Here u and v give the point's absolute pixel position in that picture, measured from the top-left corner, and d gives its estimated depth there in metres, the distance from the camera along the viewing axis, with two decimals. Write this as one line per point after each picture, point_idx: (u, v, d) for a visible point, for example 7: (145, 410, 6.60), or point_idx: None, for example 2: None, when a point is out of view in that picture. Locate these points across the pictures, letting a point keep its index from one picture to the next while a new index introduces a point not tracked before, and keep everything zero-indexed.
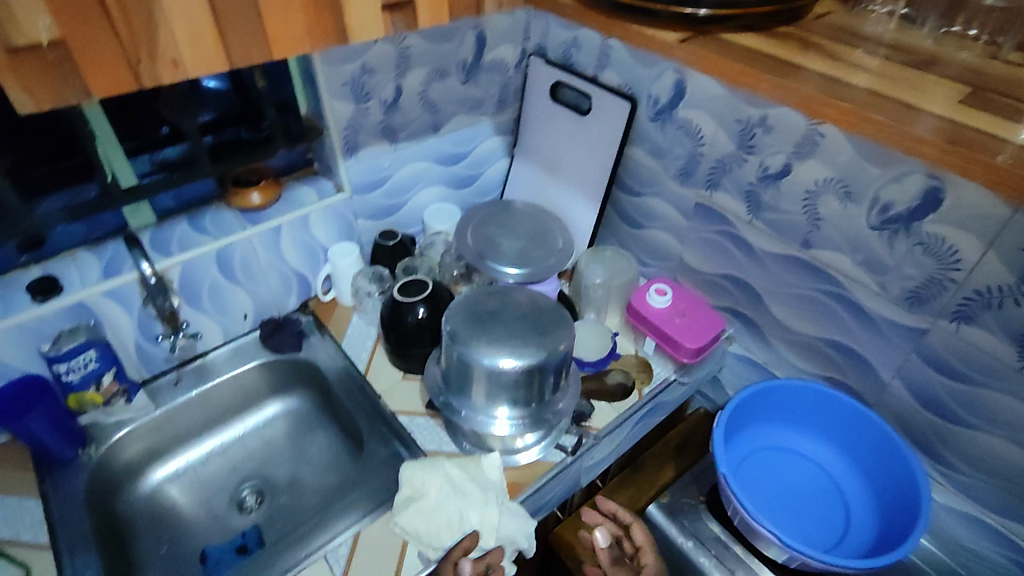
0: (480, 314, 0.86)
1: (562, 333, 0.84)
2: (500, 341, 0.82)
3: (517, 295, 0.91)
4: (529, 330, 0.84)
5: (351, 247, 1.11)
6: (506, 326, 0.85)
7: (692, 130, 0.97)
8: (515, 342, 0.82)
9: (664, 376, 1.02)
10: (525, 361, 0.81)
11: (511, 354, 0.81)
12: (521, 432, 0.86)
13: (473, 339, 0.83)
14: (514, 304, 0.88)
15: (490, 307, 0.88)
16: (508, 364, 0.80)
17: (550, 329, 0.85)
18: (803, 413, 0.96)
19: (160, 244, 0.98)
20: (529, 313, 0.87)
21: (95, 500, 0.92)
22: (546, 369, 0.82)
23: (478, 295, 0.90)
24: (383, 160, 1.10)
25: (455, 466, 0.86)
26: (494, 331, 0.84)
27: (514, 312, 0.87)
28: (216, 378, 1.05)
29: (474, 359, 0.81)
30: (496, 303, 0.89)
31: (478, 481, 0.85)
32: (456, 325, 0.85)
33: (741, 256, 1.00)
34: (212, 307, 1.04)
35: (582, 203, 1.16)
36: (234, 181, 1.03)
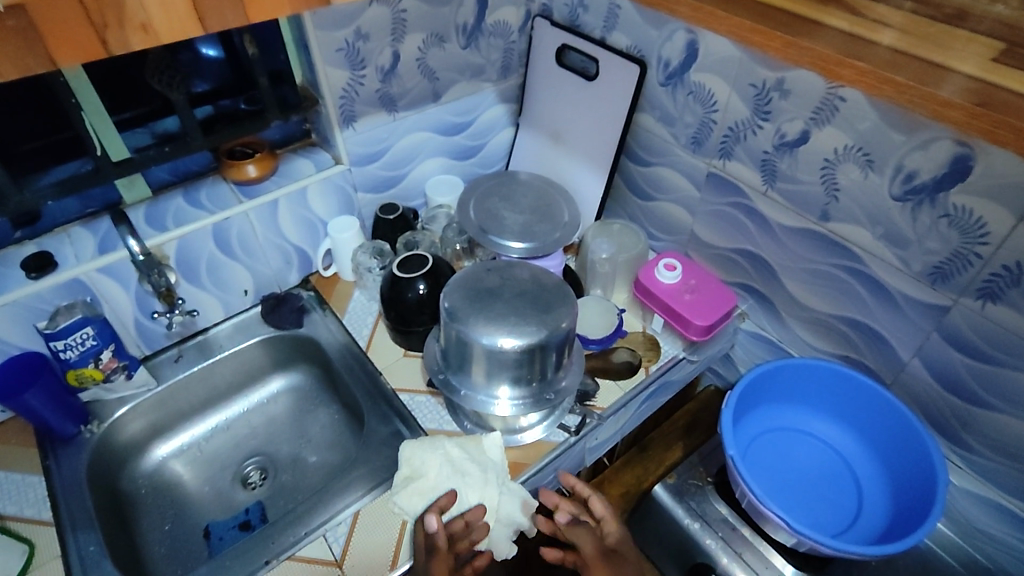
0: (479, 292, 0.84)
1: (564, 311, 0.81)
2: (499, 319, 0.80)
3: (518, 271, 0.87)
4: (530, 307, 0.81)
5: (350, 221, 1.08)
6: (506, 303, 0.82)
7: (705, 96, 0.92)
8: (514, 320, 0.79)
9: (672, 354, 0.99)
10: (525, 339, 0.78)
11: (512, 333, 0.78)
12: (523, 413, 0.83)
13: (472, 317, 0.80)
14: (515, 281, 0.85)
15: (490, 284, 0.85)
16: (507, 343, 0.78)
17: (551, 306, 0.81)
18: (814, 393, 0.93)
19: (154, 219, 0.96)
20: (531, 289, 0.84)
21: (98, 477, 0.92)
22: (547, 348, 0.79)
23: (476, 271, 0.87)
24: (382, 131, 1.06)
25: (455, 446, 0.84)
26: (493, 309, 0.81)
27: (514, 289, 0.84)
28: (218, 354, 1.04)
29: (473, 338, 0.79)
30: (496, 279, 0.86)
31: (479, 461, 0.83)
32: (455, 303, 0.83)
33: (755, 230, 0.96)
34: (210, 283, 1.02)
35: (589, 174, 1.12)
36: (230, 153, 1.00)
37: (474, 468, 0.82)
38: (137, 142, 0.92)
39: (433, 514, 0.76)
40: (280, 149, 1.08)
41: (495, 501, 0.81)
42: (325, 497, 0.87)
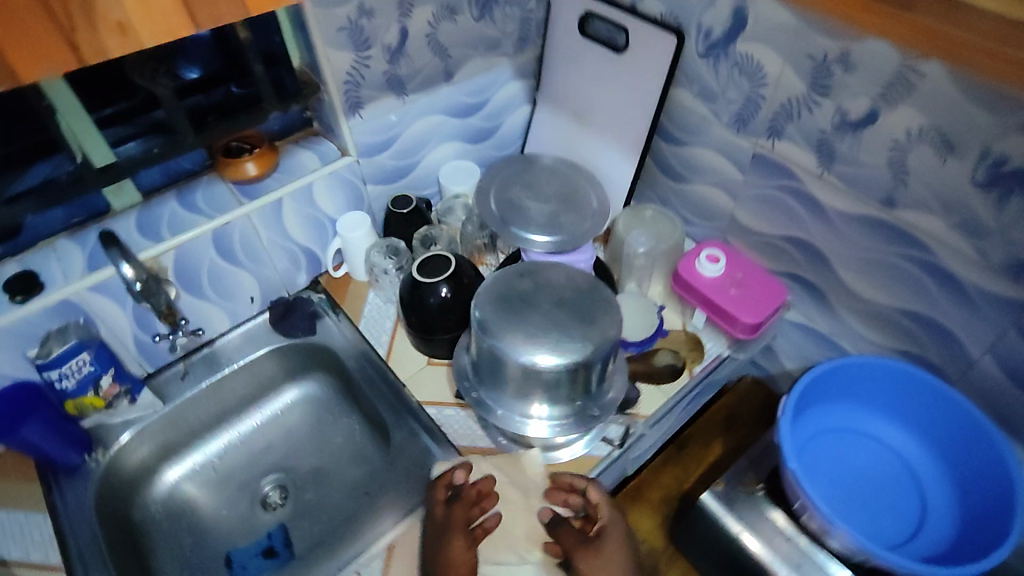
0: (513, 301, 0.76)
1: (608, 320, 0.74)
2: (538, 334, 0.72)
3: (553, 275, 0.79)
4: (570, 319, 0.73)
5: (361, 218, 0.99)
6: (542, 315, 0.74)
7: (752, 68, 0.81)
8: (555, 335, 0.72)
9: (716, 352, 0.92)
10: (568, 358, 0.70)
11: (551, 350, 0.71)
12: (562, 435, 0.76)
13: (507, 332, 0.73)
14: (551, 287, 0.77)
15: (524, 291, 0.77)
16: (548, 362, 0.71)
17: (593, 316, 0.74)
18: (871, 391, 0.86)
19: (146, 227, 0.86)
20: (570, 296, 0.76)
21: (106, 509, 0.87)
22: (592, 364, 0.72)
23: (507, 277, 0.79)
24: (390, 116, 0.96)
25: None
26: (530, 322, 0.73)
27: (551, 296, 0.76)
28: (226, 369, 0.97)
29: (510, 355, 0.71)
30: (530, 285, 0.78)
31: (518, 484, 0.78)
32: (486, 316, 0.74)
33: (807, 216, 0.88)
34: (213, 293, 0.94)
35: (618, 156, 1.02)
36: (225, 151, 0.91)
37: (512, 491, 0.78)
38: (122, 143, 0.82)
39: (461, 471, 0.78)
40: (279, 141, 0.98)
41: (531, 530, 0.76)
42: None
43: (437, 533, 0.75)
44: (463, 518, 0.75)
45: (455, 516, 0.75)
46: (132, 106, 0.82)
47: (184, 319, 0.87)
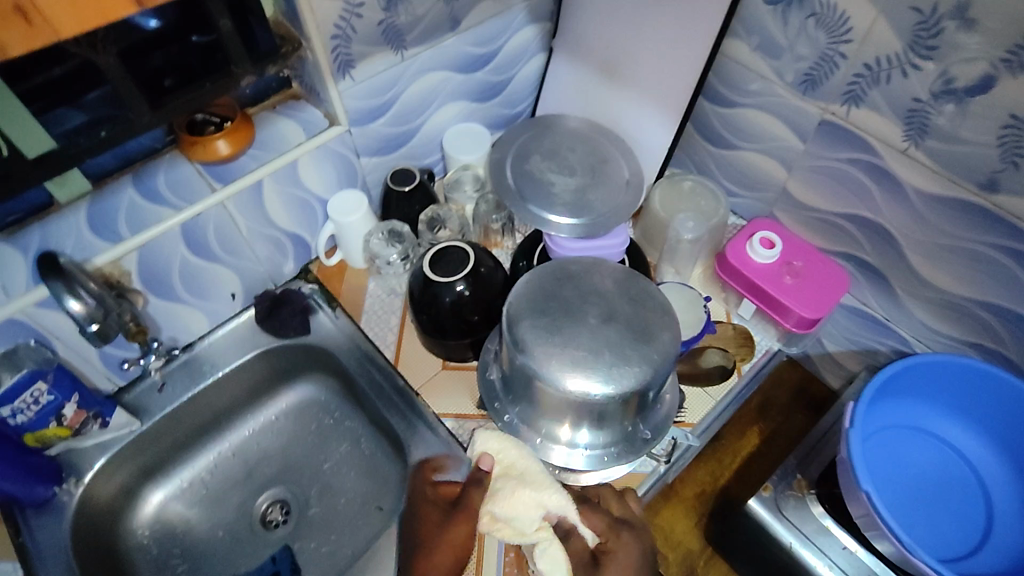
0: (554, 313, 0.64)
1: (664, 336, 0.63)
2: (587, 356, 0.61)
3: (597, 280, 0.68)
4: (623, 337, 0.62)
5: (356, 199, 0.85)
6: (590, 333, 0.63)
7: (834, 19, 0.67)
8: (607, 357, 0.61)
9: (766, 347, 0.83)
10: (621, 387, 0.60)
11: (601, 379, 0.60)
12: (604, 467, 0.67)
13: (549, 354, 0.61)
14: (599, 294, 0.66)
15: (566, 298, 0.65)
16: (597, 391, 0.60)
17: (650, 333, 0.63)
18: (939, 389, 0.78)
19: (100, 223, 0.71)
20: (617, 306, 0.65)
21: (87, 545, 0.76)
22: (647, 389, 0.62)
23: (544, 282, 0.67)
24: (385, 75, 0.79)
25: (530, 487, 0.63)
26: (575, 340, 0.62)
27: (599, 308, 0.64)
28: (210, 377, 0.85)
29: (554, 385, 0.61)
30: (572, 292, 0.66)
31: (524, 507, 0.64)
32: (522, 332, 0.63)
33: (878, 194, 0.75)
34: (188, 293, 0.80)
35: (653, 119, 0.88)
36: (191, 126, 0.75)
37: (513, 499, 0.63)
38: (63, 122, 0.65)
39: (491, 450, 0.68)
40: (252, 107, 0.82)
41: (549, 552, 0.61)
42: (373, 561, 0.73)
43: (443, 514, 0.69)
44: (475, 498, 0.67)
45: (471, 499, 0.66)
46: (68, 72, 0.65)
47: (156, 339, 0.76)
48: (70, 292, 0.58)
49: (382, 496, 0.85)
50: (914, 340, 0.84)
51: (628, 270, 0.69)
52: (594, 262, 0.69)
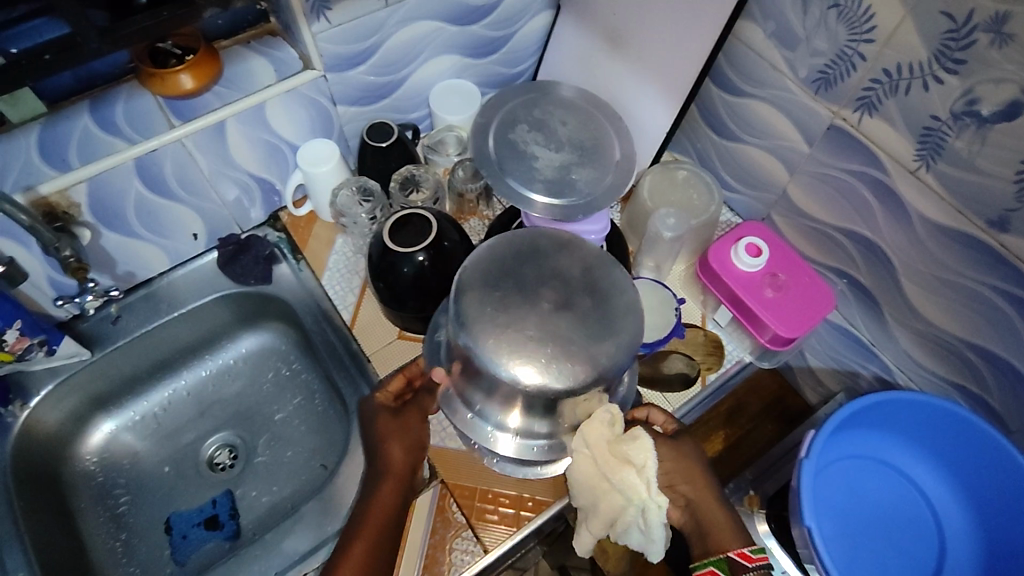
0: (506, 290, 0.60)
1: (617, 336, 0.60)
2: (531, 340, 0.57)
3: (560, 263, 0.63)
4: (572, 328, 0.58)
5: (330, 150, 0.81)
6: (540, 320, 0.58)
7: (858, 13, 0.60)
8: (551, 348, 0.57)
9: (737, 357, 0.80)
10: (558, 381, 0.57)
11: (538, 369, 0.57)
12: (540, 454, 0.66)
13: (489, 333, 0.58)
14: (559, 273, 0.62)
15: (522, 276, 0.61)
16: (532, 381, 0.57)
17: (604, 331, 0.59)
18: (908, 425, 0.74)
19: (51, 149, 0.69)
20: (575, 290, 0.61)
21: (29, 468, 0.76)
22: (592, 388, 0.59)
23: (505, 256, 0.63)
24: (366, 21, 0.73)
25: (626, 469, 0.61)
26: (522, 320, 0.58)
27: (555, 294, 0.60)
28: (164, 317, 0.83)
29: (491, 365, 0.58)
30: (531, 270, 0.62)
31: (617, 455, 0.61)
32: (468, 304, 0.60)
33: (880, 213, 0.68)
34: (146, 229, 0.78)
35: (655, 100, 0.81)
36: (155, 57, 0.71)
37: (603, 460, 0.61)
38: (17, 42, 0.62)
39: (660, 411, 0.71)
40: (225, 40, 0.78)
41: (657, 529, 0.62)
42: (303, 522, 0.73)
43: (381, 433, 0.69)
44: (417, 424, 0.70)
45: (410, 423, 0.70)
46: None
47: (95, 279, 0.73)
48: None
49: (327, 454, 0.84)
50: (897, 370, 0.78)
51: (604, 254, 0.64)
52: (569, 240, 0.65)
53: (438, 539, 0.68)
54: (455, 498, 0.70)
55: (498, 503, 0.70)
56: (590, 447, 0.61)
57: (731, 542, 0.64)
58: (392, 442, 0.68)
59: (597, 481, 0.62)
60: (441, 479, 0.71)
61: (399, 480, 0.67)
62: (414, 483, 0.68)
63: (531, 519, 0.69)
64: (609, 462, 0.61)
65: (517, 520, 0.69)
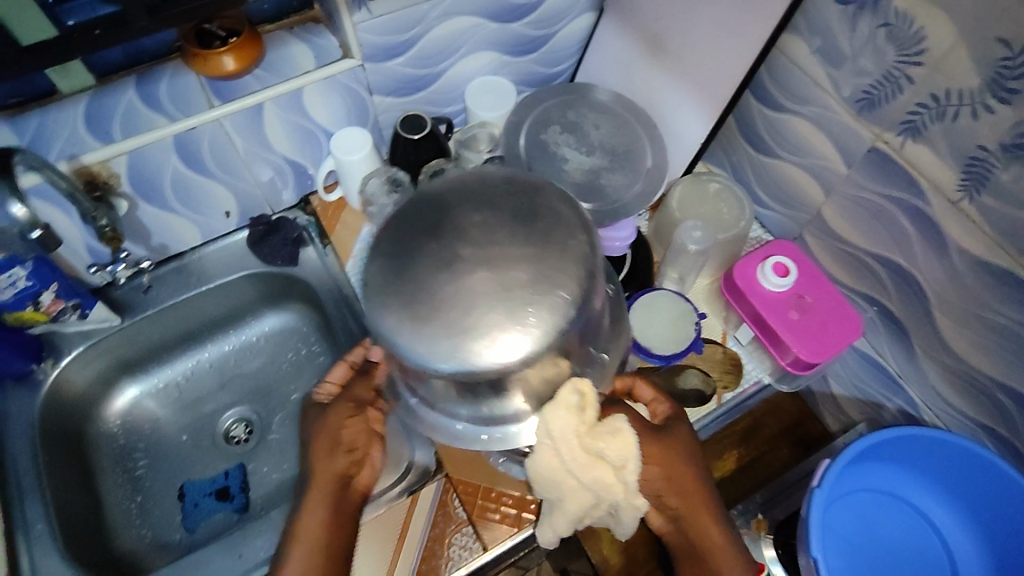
0: (417, 246, 0.52)
1: (566, 276, 0.51)
2: (459, 307, 0.49)
3: (489, 204, 0.55)
4: (506, 278, 0.50)
5: (363, 138, 0.82)
6: (455, 277, 0.50)
7: (908, 34, 0.58)
8: (472, 313, 0.49)
9: (757, 378, 0.78)
10: (488, 357, 0.49)
11: (466, 342, 0.49)
12: None
13: (398, 304, 0.50)
14: (484, 210, 0.53)
15: (440, 228, 0.52)
16: (459, 360, 0.49)
17: (550, 274, 0.51)
18: (930, 464, 0.71)
19: (97, 122, 0.71)
20: (498, 235, 0.52)
21: (56, 424, 0.80)
22: (552, 355, 0.51)
23: (424, 204, 0.55)
24: (408, 13, 0.74)
25: (604, 467, 0.55)
26: (447, 277, 0.50)
27: (477, 243, 0.51)
28: (193, 290, 0.85)
29: (407, 349, 0.50)
30: (453, 217, 0.53)
31: (587, 446, 0.55)
32: (377, 273, 0.52)
33: (916, 241, 0.66)
34: (183, 205, 0.81)
35: (692, 109, 0.80)
36: (199, 37, 0.73)
37: (573, 454, 0.54)
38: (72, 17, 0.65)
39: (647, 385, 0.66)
40: (269, 25, 0.79)
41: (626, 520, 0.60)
42: None
43: (315, 430, 0.65)
44: (349, 425, 0.64)
45: (336, 421, 0.64)
46: None
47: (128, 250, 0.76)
48: (17, 197, 0.58)
49: None
50: (922, 405, 0.76)
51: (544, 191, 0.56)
52: (506, 180, 0.57)
53: (438, 532, 0.69)
54: (458, 494, 0.70)
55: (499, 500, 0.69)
56: (555, 437, 0.54)
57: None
58: (319, 446, 0.64)
59: (563, 475, 0.56)
60: (444, 471, 0.72)
61: (327, 483, 0.62)
62: (350, 490, 0.64)
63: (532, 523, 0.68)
64: (584, 460, 0.55)
65: (518, 521, 0.68)
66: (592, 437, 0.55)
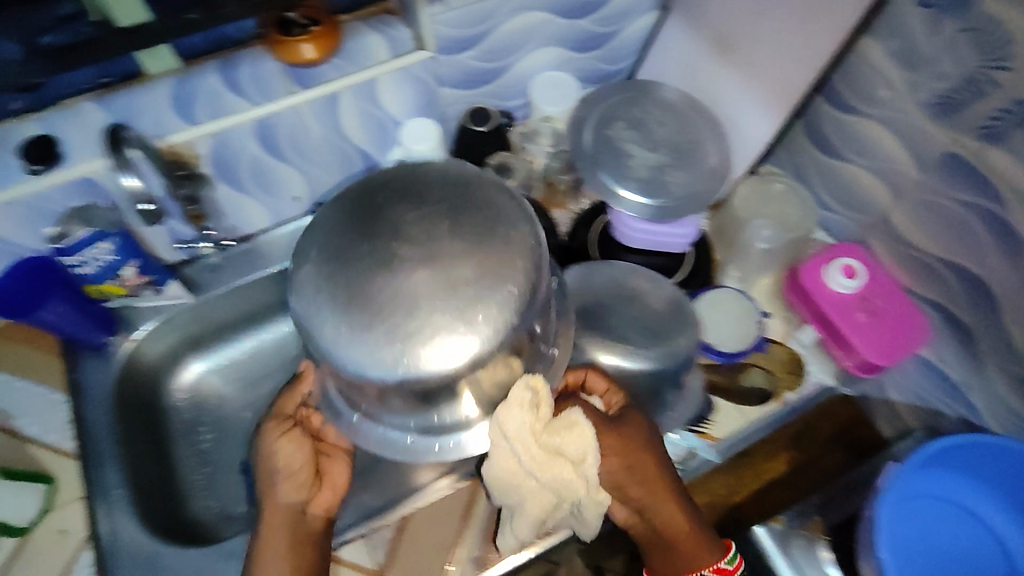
0: (347, 243, 0.52)
1: (510, 271, 0.51)
2: (390, 308, 0.49)
3: (437, 194, 0.53)
4: (445, 280, 0.50)
5: (429, 129, 0.83)
6: (389, 275, 0.50)
7: (994, 38, 0.58)
8: (406, 317, 0.49)
9: (819, 379, 0.79)
10: (427, 362, 0.49)
11: (402, 348, 0.49)
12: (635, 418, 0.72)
13: (328, 305, 0.51)
14: (417, 200, 0.53)
15: (372, 223, 0.52)
16: (395, 368, 0.49)
17: (491, 278, 0.51)
18: (999, 476, 0.71)
19: (183, 105, 0.73)
20: (426, 226, 0.52)
21: (128, 395, 0.83)
22: (498, 356, 0.52)
23: (353, 197, 0.55)
24: (482, 7, 0.76)
25: (568, 466, 0.58)
26: (381, 280, 0.50)
27: (413, 238, 0.51)
28: (262, 271, 0.87)
29: (339, 357, 0.50)
30: (384, 209, 0.53)
31: (543, 444, 0.57)
32: (306, 274, 0.53)
33: (991, 247, 0.65)
34: (257, 188, 0.84)
35: (757, 109, 0.81)
36: (281, 25, 0.75)
37: (534, 451, 0.56)
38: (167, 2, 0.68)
39: (597, 373, 0.69)
40: (345, 15, 0.81)
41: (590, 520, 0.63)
42: None
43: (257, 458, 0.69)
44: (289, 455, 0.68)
45: (271, 452, 0.67)
46: None
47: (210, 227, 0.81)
48: None
49: None
50: (988, 416, 0.74)
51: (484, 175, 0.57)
52: (441, 165, 0.56)
53: None
54: None
55: None
56: (510, 440, 0.56)
57: (705, 556, 0.67)
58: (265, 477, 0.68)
59: (518, 477, 0.58)
60: None
61: (282, 515, 0.66)
62: (306, 516, 0.68)
63: None
64: (542, 458, 0.57)
65: None
66: (549, 435, 0.58)
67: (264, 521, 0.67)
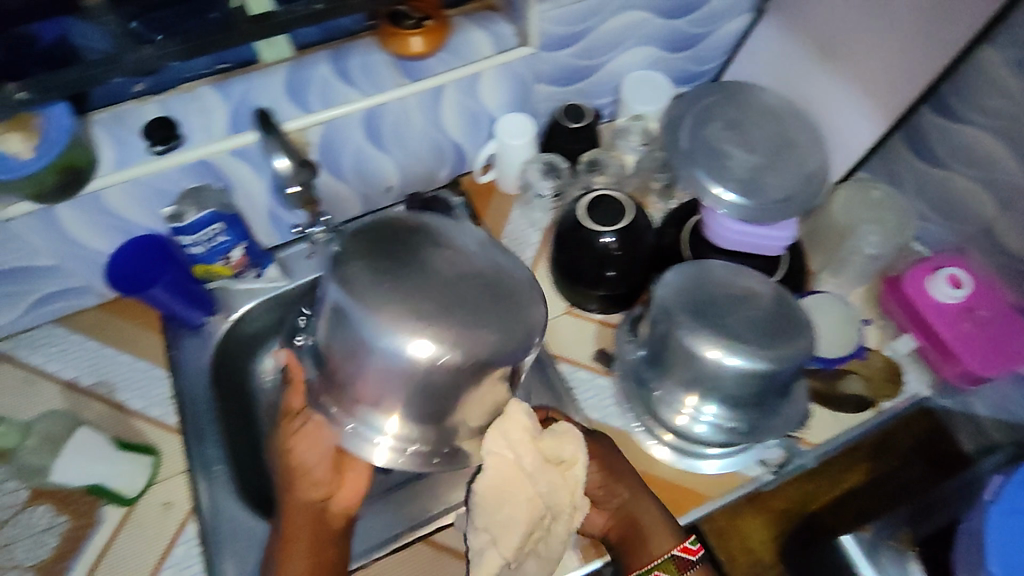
0: (394, 242, 0.59)
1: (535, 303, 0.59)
2: (430, 301, 0.55)
3: (455, 239, 0.61)
4: (482, 293, 0.57)
5: (526, 126, 0.86)
6: (439, 281, 0.56)
7: None
8: (447, 311, 0.55)
9: (915, 392, 0.78)
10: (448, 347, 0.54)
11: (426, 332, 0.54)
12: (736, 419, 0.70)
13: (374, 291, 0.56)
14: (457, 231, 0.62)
15: (421, 237, 0.59)
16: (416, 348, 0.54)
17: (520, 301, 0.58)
18: None
19: (297, 93, 0.75)
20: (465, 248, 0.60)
21: (224, 374, 0.84)
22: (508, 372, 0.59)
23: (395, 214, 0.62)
24: (587, 5, 0.77)
25: (552, 468, 0.66)
26: (401, 301, 0.55)
27: (458, 256, 0.58)
28: None
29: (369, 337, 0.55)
30: (431, 229, 0.61)
31: (535, 449, 0.64)
32: (351, 269, 0.57)
33: None
34: (355, 177, 0.85)
35: (858, 114, 0.80)
36: (394, 19, 0.76)
37: (525, 457, 0.63)
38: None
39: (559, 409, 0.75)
40: (452, 10, 0.81)
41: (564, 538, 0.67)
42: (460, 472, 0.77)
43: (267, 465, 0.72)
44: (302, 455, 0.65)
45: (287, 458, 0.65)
46: None
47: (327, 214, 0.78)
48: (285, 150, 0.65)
49: None
50: None
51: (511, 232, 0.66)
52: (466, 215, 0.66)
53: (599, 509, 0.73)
54: None
55: (657, 486, 0.74)
56: (511, 445, 0.63)
57: (664, 543, 0.68)
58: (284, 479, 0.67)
59: (510, 485, 0.63)
60: None
61: (303, 514, 0.66)
62: (328, 514, 0.67)
63: (693, 509, 0.73)
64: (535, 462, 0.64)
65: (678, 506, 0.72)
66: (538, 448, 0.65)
67: (284, 520, 0.66)
